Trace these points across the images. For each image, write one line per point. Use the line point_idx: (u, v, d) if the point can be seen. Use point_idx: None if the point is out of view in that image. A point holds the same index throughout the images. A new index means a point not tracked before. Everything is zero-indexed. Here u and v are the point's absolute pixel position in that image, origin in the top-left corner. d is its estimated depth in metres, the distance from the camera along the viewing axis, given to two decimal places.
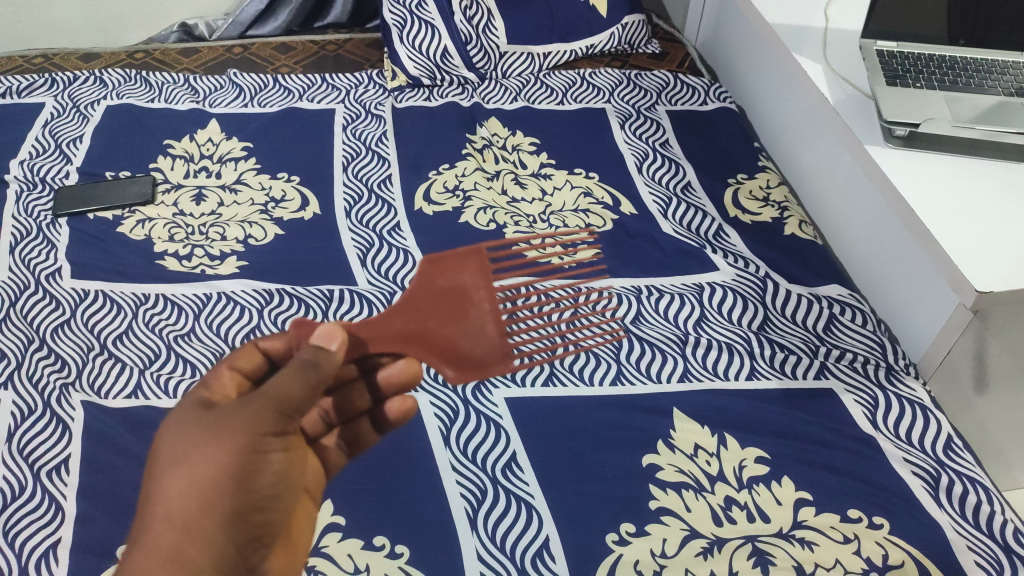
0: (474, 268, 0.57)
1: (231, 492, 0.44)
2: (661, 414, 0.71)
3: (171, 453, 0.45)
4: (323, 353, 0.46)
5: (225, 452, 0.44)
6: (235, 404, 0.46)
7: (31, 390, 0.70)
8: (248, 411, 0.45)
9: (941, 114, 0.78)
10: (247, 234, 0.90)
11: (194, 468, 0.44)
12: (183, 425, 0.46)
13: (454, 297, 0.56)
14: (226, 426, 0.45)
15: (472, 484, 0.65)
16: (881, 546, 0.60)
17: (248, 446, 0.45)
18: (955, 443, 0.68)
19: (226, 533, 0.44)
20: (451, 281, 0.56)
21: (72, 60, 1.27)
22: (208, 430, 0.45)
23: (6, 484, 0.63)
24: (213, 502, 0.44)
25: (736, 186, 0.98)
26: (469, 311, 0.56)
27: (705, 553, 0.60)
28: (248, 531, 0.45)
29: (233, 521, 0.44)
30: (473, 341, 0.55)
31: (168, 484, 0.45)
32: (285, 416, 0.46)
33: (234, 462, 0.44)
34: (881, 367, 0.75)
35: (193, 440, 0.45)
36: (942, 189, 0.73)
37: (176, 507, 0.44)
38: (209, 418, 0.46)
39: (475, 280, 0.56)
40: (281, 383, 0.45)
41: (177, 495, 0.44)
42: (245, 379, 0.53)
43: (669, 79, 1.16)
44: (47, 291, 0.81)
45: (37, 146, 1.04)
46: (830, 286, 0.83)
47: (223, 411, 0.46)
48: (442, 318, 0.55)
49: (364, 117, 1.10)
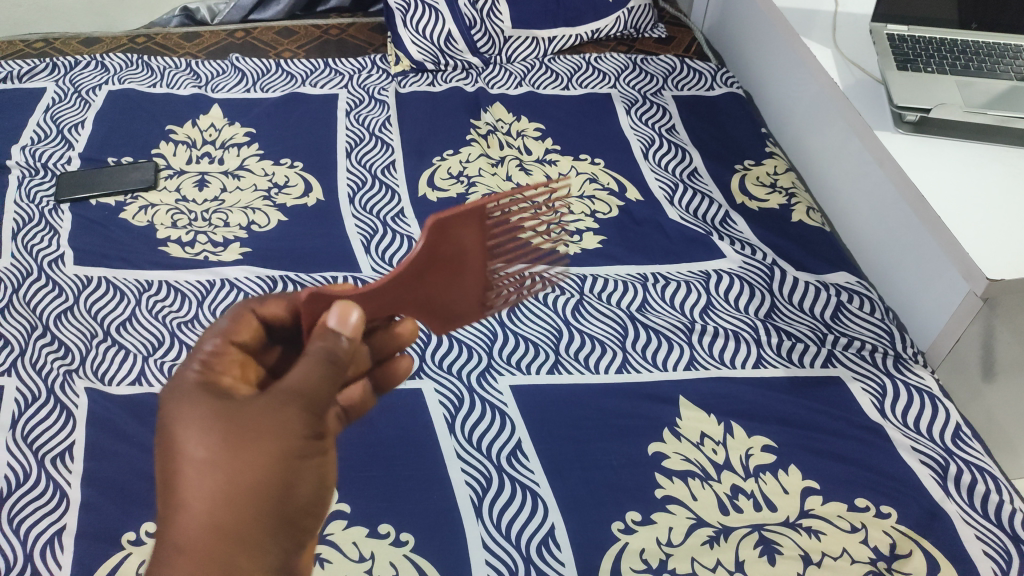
0: (473, 226, 0.50)
1: (275, 495, 0.43)
2: (667, 402, 0.70)
3: (194, 457, 0.43)
4: (337, 343, 0.45)
5: (265, 455, 0.43)
6: (262, 403, 0.44)
7: (34, 377, 0.70)
8: (282, 412, 0.44)
9: (953, 99, 0.77)
10: (251, 221, 0.90)
11: (231, 471, 0.42)
12: (200, 424, 0.43)
13: (451, 260, 0.51)
14: (260, 427, 0.43)
15: (477, 472, 0.65)
16: (889, 535, 0.60)
17: (287, 447, 0.44)
18: (963, 431, 0.68)
19: (270, 537, 0.43)
20: (450, 245, 0.51)
21: (73, 44, 1.26)
22: (237, 431, 0.43)
23: (11, 471, 0.63)
24: (255, 507, 0.43)
25: (742, 172, 0.97)
26: (464, 271, 0.53)
27: (712, 542, 0.60)
28: (289, 531, 0.44)
29: (277, 523, 0.44)
30: (464, 297, 0.54)
31: (196, 490, 0.42)
32: (316, 413, 0.45)
33: (275, 465, 0.43)
34: (889, 355, 0.74)
35: (221, 442, 0.43)
36: (952, 175, 0.72)
37: (214, 511, 0.42)
38: (233, 417, 0.44)
39: (472, 239, 0.51)
40: (309, 380, 0.45)
41: (212, 502, 0.42)
42: (239, 350, 0.50)
43: (676, 64, 1.15)
44: (50, 278, 0.81)
45: (38, 132, 1.03)
46: (838, 273, 0.82)
47: (249, 410, 0.44)
48: (437, 280, 0.52)
49: (367, 103, 1.09)
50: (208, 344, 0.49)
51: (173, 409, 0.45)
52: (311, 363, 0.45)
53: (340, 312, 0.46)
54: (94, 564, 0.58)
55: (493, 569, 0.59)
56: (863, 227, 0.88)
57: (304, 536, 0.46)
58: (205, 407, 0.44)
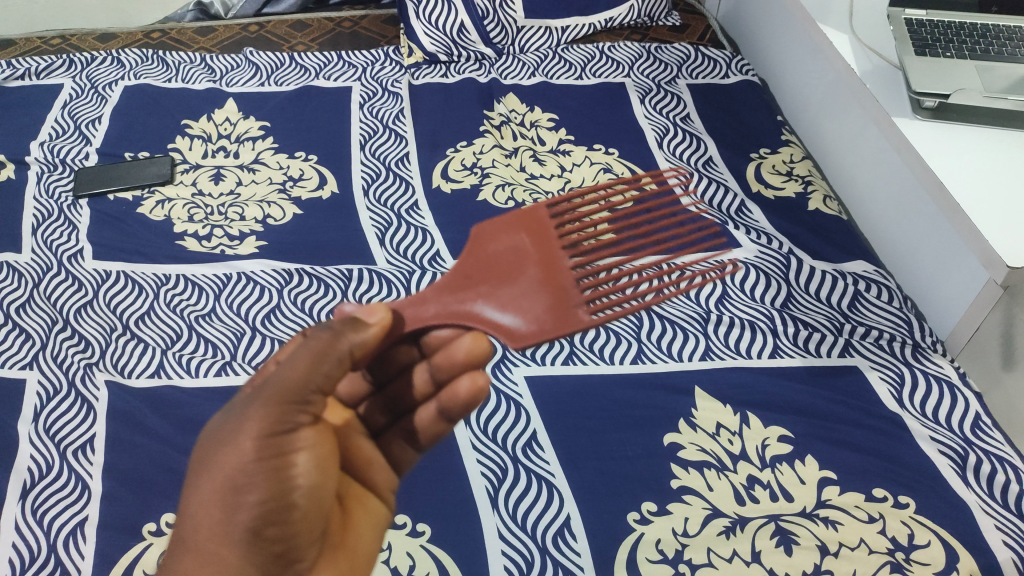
0: (525, 232, 0.58)
1: (246, 502, 0.44)
2: (683, 393, 0.70)
3: (198, 464, 0.47)
4: (347, 327, 0.48)
5: (237, 459, 0.44)
6: (246, 406, 0.46)
7: (56, 370, 0.71)
8: (260, 411, 0.45)
9: (972, 84, 0.75)
10: (266, 214, 0.90)
11: (213, 479, 0.45)
12: (208, 432, 0.48)
13: (510, 266, 0.55)
14: (238, 431, 0.45)
15: (492, 463, 0.65)
16: (907, 525, 0.60)
17: (260, 450, 0.45)
18: (983, 421, 0.67)
19: (247, 549, 0.44)
20: (508, 244, 0.56)
21: (89, 40, 1.27)
22: (222, 437, 0.46)
23: (34, 463, 0.65)
24: (232, 518, 0.44)
25: (758, 161, 0.96)
26: (529, 274, 0.55)
27: (728, 532, 0.60)
28: (269, 546, 0.44)
29: (251, 534, 0.44)
30: (535, 302, 0.54)
31: (196, 496, 0.46)
32: (288, 404, 0.46)
33: (247, 469, 0.44)
34: (908, 345, 0.74)
35: (215, 445, 0.46)
36: (975, 163, 0.71)
37: (203, 518, 0.45)
38: (229, 419, 0.47)
39: (527, 245, 0.57)
40: (299, 373, 0.46)
41: (203, 510, 0.45)
42: None
43: (690, 52, 1.14)
44: (70, 272, 0.82)
45: (57, 128, 1.04)
46: (855, 261, 0.82)
47: (235, 416, 0.46)
48: (496, 281, 0.54)
49: (381, 95, 1.09)
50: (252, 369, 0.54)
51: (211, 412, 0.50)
52: (305, 357, 0.46)
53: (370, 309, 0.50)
54: (116, 555, 0.59)
55: (509, 561, 0.59)
56: (879, 214, 0.87)
57: (292, 551, 0.45)
58: (220, 414, 0.49)
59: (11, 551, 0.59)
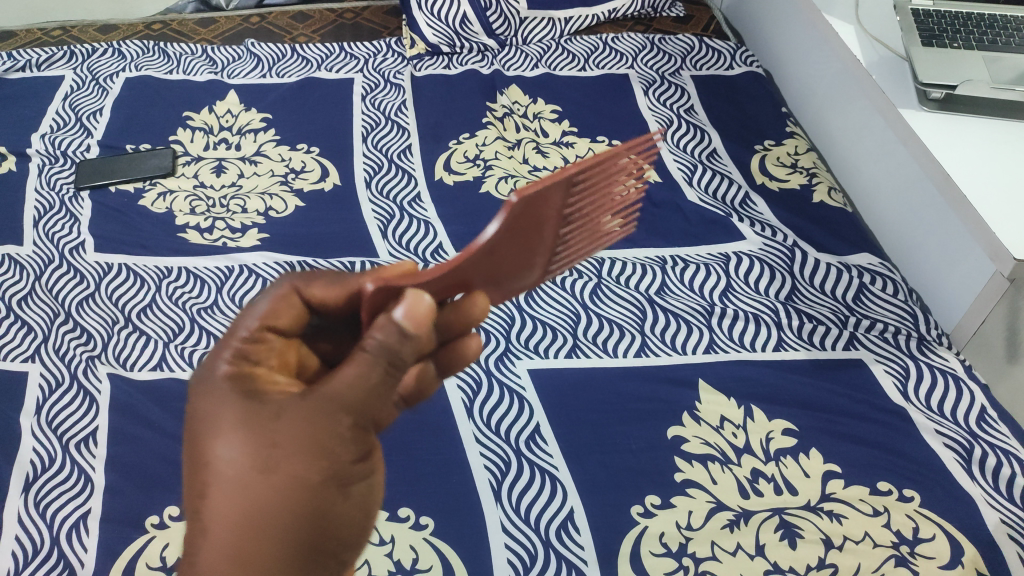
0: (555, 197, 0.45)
1: (298, 521, 0.43)
2: (686, 385, 0.70)
3: (223, 468, 0.43)
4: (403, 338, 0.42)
5: (289, 474, 0.42)
6: (295, 418, 0.43)
7: (58, 362, 0.71)
8: (315, 431, 0.43)
9: (980, 75, 0.75)
10: (268, 207, 0.90)
11: (252, 488, 0.42)
12: (230, 431, 0.43)
13: (529, 230, 0.46)
14: (287, 446, 0.43)
15: (495, 456, 0.65)
16: (912, 519, 0.60)
17: (317, 471, 0.43)
18: (989, 415, 0.67)
19: (285, 560, 0.43)
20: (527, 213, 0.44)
21: (90, 32, 1.26)
22: (261, 447, 0.43)
23: (37, 456, 0.64)
24: (278, 534, 0.43)
25: (763, 152, 0.95)
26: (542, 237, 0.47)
27: (732, 525, 0.60)
28: (314, 558, 0.44)
29: (300, 548, 0.43)
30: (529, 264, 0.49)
31: (222, 503, 0.43)
32: (352, 429, 0.44)
33: (300, 489, 0.43)
34: (913, 337, 0.73)
35: (251, 453, 0.43)
36: (981, 154, 0.70)
37: (232, 527, 0.42)
38: (269, 425, 0.43)
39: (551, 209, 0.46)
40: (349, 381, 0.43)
41: (229, 517, 0.42)
42: (274, 332, 0.49)
43: (694, 43, 1.13)
44: (71, 265, 0.81)
45: (58, 120, 1.03)
46: (860, 254, 0.81)
47: (280, 425, 0.43)
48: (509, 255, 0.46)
49: (383, 86, 1.08)
50: (244, 330, 0.47)
51: (219, 397, 0.45)
52: (360, 361, 0.43)
53: (411, 300, 0.42)
54: (119, 548, 0.59)
55: (512, 554, 0.58)
56: (885, 206, 0.86)
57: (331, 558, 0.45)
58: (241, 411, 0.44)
59: (14, 544, 0.59)
